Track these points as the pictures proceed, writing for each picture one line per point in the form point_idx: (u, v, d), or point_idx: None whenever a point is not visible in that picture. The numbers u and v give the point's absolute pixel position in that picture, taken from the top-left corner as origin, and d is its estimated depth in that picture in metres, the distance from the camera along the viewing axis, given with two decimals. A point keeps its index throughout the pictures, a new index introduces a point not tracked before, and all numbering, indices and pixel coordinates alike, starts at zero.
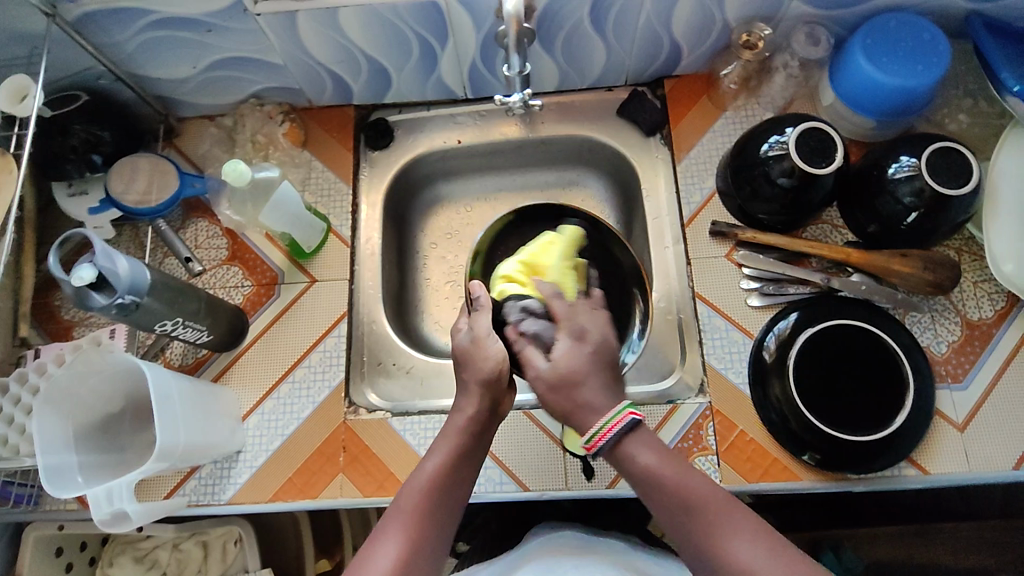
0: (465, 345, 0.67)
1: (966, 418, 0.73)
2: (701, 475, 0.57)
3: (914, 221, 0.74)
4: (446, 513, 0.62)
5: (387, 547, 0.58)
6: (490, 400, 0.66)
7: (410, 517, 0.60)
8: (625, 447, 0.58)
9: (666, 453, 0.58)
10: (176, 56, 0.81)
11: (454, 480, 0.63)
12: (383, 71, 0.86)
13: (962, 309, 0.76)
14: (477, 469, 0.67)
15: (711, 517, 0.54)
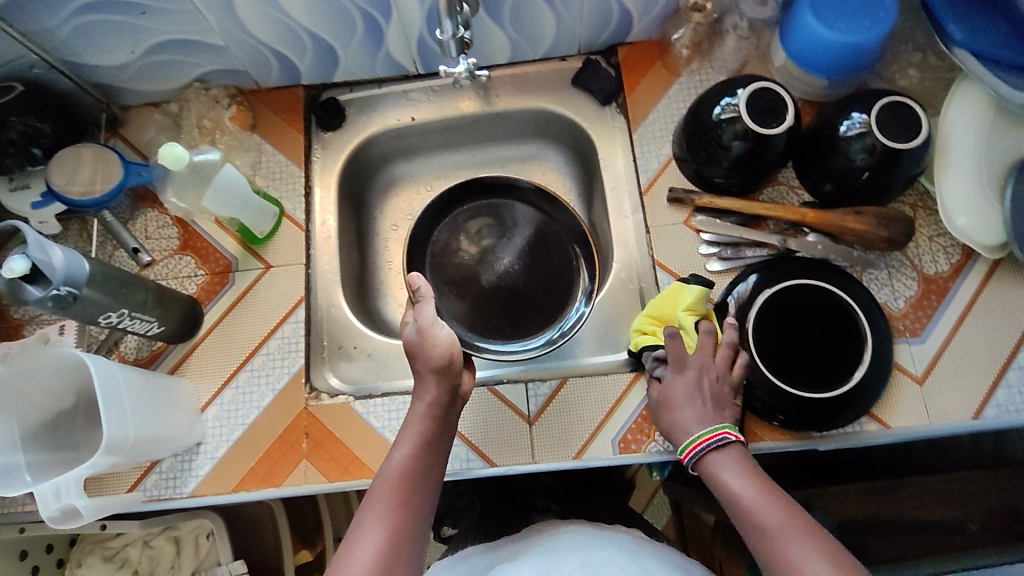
0: (411, 338, 0.69)
1: (925, 370, 0.73)
2: (782, 502, 0.56)
3: (869, 178, 0.73)
4: (423, 499, 0.62)
5: (366, 535, 0.57)
6: (446, 386, 0.68)
7: (387, 506, 0.59)
8: (714, 462, 0.60)
9: (753, 477, 0.58)
10: (111, 40, 0.78)
11: (425, 467, 0.64)
12: (328, 49, 0.83)
13: (919, 264, 0.76)
14: (445, 457, 0.68)
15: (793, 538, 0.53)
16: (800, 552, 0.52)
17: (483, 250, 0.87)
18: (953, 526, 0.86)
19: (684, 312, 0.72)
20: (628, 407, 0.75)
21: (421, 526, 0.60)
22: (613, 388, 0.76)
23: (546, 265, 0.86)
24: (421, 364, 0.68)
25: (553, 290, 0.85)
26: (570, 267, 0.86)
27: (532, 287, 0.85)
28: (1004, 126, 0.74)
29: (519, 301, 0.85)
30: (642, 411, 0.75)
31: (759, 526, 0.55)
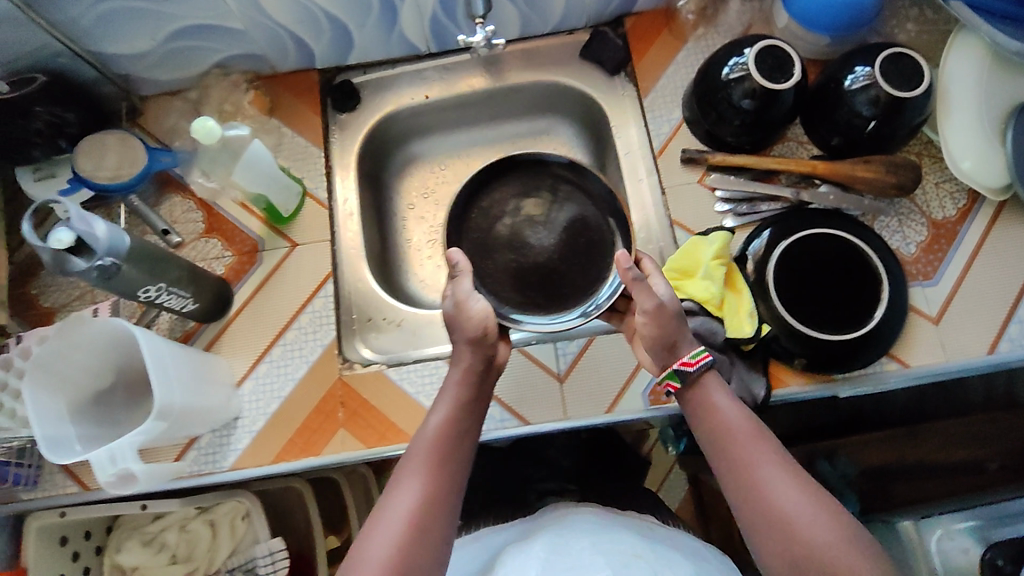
0: (449, 311, 0.71)
1: (939, 311, 0.76)
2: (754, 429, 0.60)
3: (875, 129, 0.77)
4: (461, 460, 0.63)
5: (406, 493, 0.59)
6: (483, 355, 0.68)
7: (425, 467, 0.61)
8: (711, 383, 0.64)
9: (738, 407, 0.62)
10: (133, 27, 0.80)
11: (462, 431, 0.65)
12: (344, 30, 0.86)
13: (927, 210, 0.79)
14: (481, 418, 0.68)
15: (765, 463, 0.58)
16: (776, 478, 0.57)
17: (513, 228, 0.82)
18: (971, 466, 0.89)
19: (710, 260, 0.75)
20: None
21: (459, 485, 0.62)
22: None
23: (582, 240, 0.81)
24: (459, 335, 0.69)
25: (591, 267, 0.79)
26: (605, 241, 0.80)
27: (566, 263, 0.80)
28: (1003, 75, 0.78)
29: (554, 278, 0.79)
30: None
31: (739, 454, 0.59)
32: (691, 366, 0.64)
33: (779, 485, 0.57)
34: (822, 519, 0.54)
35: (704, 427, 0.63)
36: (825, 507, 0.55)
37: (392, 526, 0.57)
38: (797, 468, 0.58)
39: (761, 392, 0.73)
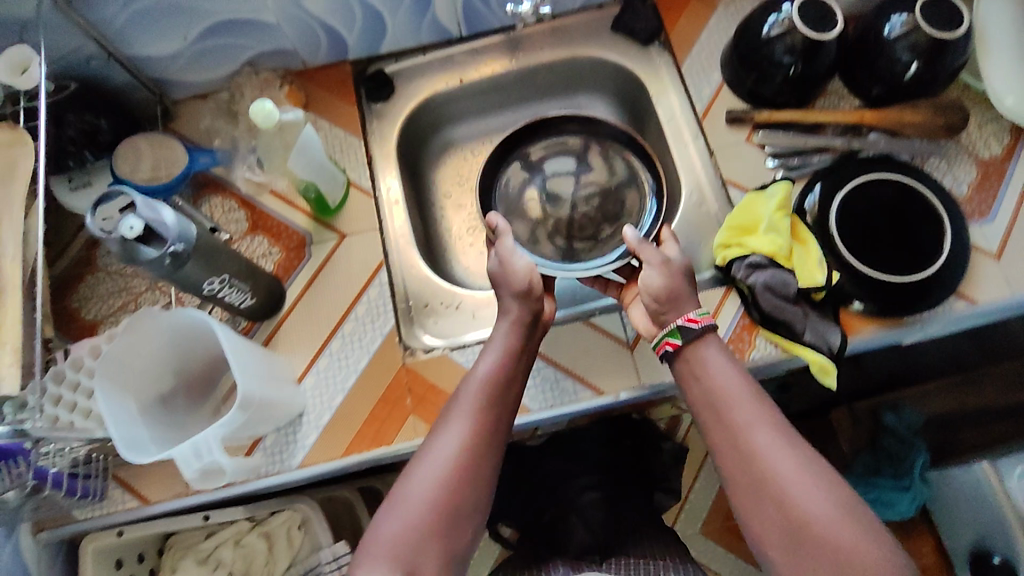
0: (494, 268, 0.70)
1: (999, 246, 0.76)
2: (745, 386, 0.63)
3: (915, 74, 0.77)
4: (504, 410, 0.64)
5: (444, 445, 0.60)
6: (531, 306, 0.68)
7: (467, 419, 0.62)
8: (708, 345, 0.66)
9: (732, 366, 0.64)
10: (168, 25, 0.78)
11: (510, 378, 0.65)
12: (378, 17, 0.85)
13: (973, 150, 0.80)
14: (528, 365, 0.68)
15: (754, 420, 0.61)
16: (769, 442, 0.60)
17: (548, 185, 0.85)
18: None
19: (773, 213, 0.75)
20: (726, 320, 0.76)
21: (499, 438, 0.63)
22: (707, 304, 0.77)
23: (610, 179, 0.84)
24: (506, 286, 0.68)
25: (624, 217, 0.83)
26: (635, 192, 0.83)
27: (601, 214, 0.84)
28: None
29: (590, 228, 0.84)
30: (739, 320, 0.75)
31: (732, 418, 0.62)
32: (696, 323, 0.66)
33: (766, 443, 0.60)
34: (810, 483, 0.58)
35: (698, 395, 0.65)
36: (812, 468, 0.59)
37: (422, 492, 0.58)
38: (789, 431, 0.61)
39: (838, 338, 0.72)
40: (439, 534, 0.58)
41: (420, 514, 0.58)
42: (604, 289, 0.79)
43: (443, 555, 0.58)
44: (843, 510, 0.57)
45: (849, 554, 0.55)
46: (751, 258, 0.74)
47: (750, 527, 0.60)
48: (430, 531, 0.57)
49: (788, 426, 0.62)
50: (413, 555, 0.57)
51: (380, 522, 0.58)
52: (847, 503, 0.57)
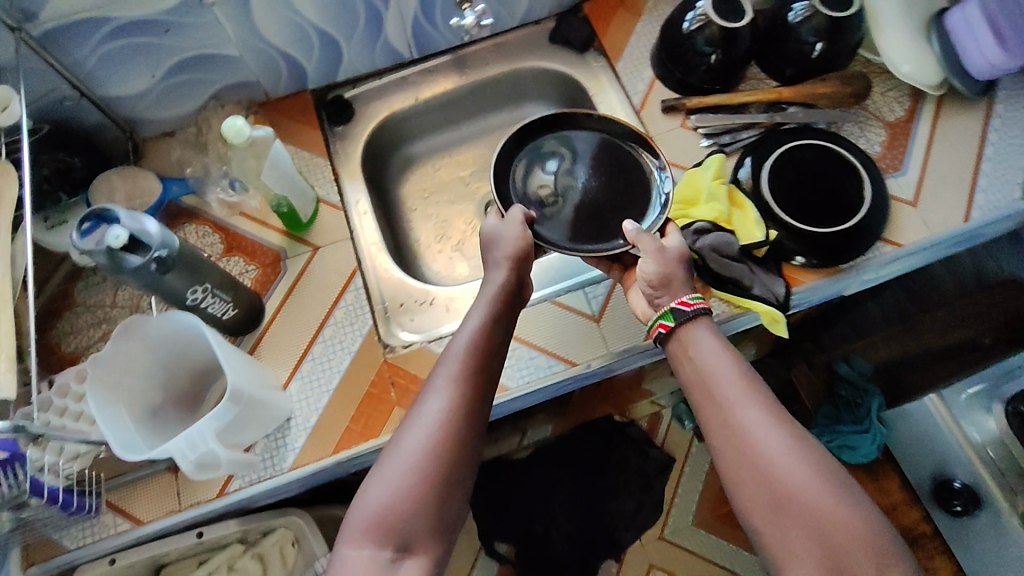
0: (491, 230, 0.76)
1: (914, 194, 0.85)
2: (737, 371, 0.63)
3: (821, 52, 0.87)
4: (490, 371, 0.68)
5: (429, 410, 0.63)
6: (517, 270, 0.73)
7: (453, 384, 0.65)
8: (698, 323, 0.67)
9: (723, 347, 0.65)
10: (136, 65, 0.83)
11: (495, 342, 0.70)
12: (334, 45, 0.92)
13: (880, 114, 0.90)
14: (509, 331, 0.73)
15: (746, 402, 0.61)
16: (755, 418, 0.60)
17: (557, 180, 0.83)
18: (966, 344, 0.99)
19: (711, 182, 0.82)
20: None
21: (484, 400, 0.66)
22: None
23: (615, 168, 0.84)
24: (495, 253, 0.74)
25: (634, 203, 0.82)
26: (646, 177, 0.83)
27: (612, 200, 0.82)
28: None
29: (605, 216, 0.82)
30: None
31: (718, 391, 0.63)
32: (688, 306, 0.68)
33: (756, 423, 0.60)
34: (799, 462, 0.58)
35: (687, 371, 0.66)
36: (802, 445, 0.59)
37: (407, 459, 0.61)
38: (776, 408, 0.61)
39: (783, 288, 0.79)
40: (425, 499, 0.59)
41: (405, 478, 0.60)
42: (607, 271, 0.81)
43: (430, 522, 0.59)
44: (831, 488, 0.56)
45: (834, 532, 0.55)
46: (697, 224, 0.80)
47: (737, 503, 0.60)
48: (416, 497, 0.59)
49: (778, 404, 0.62)
50: (400, 523, 0.58)
51: (366, 490, 0.60)
52: (837, 483, 0.57)
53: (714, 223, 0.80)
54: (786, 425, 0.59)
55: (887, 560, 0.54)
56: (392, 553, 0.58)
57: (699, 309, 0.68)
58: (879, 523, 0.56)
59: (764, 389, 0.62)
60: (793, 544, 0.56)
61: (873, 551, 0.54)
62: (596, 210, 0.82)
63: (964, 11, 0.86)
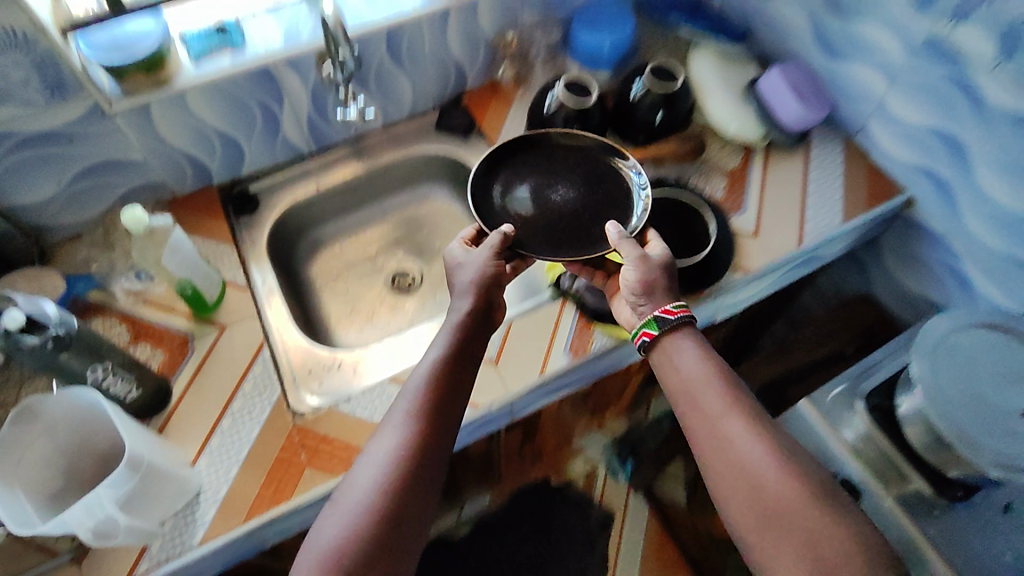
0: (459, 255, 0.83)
1: (755, 227, 0.99)
2: (718, 389, 0.70)
3: (662, 119, 1.03)
4: (456, 396, 0.71)
5: (389, 440, 0.66)
6: (483, 296, 0.78)
7: (420, 416, 0.67)
8: (682, 333, 0.75)
9: (707, 362, 0.72)
10: (41, 174, 0.89)
11: (464, 367, 0.73)
12: (235, 144, 1.01)
13: (721, 164, 1.05)
14: (481, 354, 0.76)
15: (730, 418, 0.68)
16: (738, 432, 0.67)
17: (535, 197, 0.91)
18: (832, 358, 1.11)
19: None
20: (565, 324, 0.91)
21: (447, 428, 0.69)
22: (548, 316, 0.92)
23: (589, 178, 0.93)
24: (461, 281, 0.80)
25: (613, 207, 0.90)
26: (623, 187, 0.92)
27: (591, 208, 0.90)
28: (730, 64, 1.09)
29: (585, 223, 0.89)
30: (578, 322, 0.91)
31: (704, 404, 0.70)
32: (672, 315, 0.75)
33: (739, 438, 0.67)
34: (790, 487, 0.63)
35: (673, 383, 0.72)
36: (782, 457, 0.65)
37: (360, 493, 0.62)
38: (759, 420, 0.68)
39: None
40: (389, 536, 0.60)
41: (365, 516, 0.61)
42: (590, 276, 0.89)
43: (396, 560, 0.60)
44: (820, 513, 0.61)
45: (823, 552, 0.59)
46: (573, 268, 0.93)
47: (727, 515, 0.66)
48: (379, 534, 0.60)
49: (774, 430, 0.67)
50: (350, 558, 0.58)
51: (320, 526, 0.61)
52: (827, 505, 0.62)
53: None
54: (771, 439, 0.66)
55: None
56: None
57: (682, 317, 0.75)
58: (869, 545, 0.60)
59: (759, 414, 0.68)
60: (777, 553, 0.61)
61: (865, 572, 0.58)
62: (576, 219, 0.90)
63: (774, 75, 1.03)
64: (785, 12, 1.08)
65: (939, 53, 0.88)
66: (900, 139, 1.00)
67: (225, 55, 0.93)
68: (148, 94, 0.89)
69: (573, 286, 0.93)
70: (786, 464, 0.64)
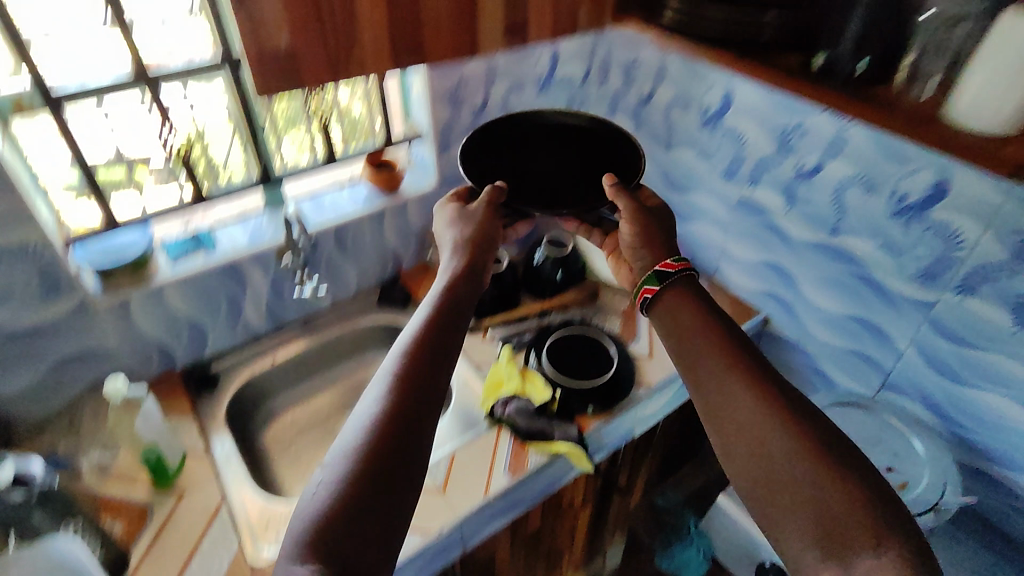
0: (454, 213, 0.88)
1: (649, 351, 1.19)
2: (713, 354, 0.69)
3: (561, 275, 1.28)
4: (445, 342, 0.70)
5: (371, 393, 0.64)
6: (472, 254, 0.82)
7: (406, 363, 0.66)
8: (675, 286, 0.77)
9: (706, 324, 0.72)
10: (19, 367, 1.00)
11: (453, 320, 0.74)
12: (200, 329, 1.16)
13: (615, 306, 1.29)
14: (471, 304, 0.78)
15: (731, 380, 0.66)
16: (738, 395, 0.65)
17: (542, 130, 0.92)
18: None
19: (507, 366, 1.14)
20: (503, 448, 1.03)
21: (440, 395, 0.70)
22: (487, 443, 1.04)
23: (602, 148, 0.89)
24: (451, 241, 0.85)
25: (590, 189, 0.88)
26: (621, 158, 0.88)
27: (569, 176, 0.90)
28: None
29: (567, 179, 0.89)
30: (513, 445, 1.03)
31: (701, 368, 0.69)
32: (671, 270, 0.78)
33: (739, 402, 0.65)
34: (789, 444, 0.60)
35: (672, 346, 0.73)
36: (789, 417, 0.62)
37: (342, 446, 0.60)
38: (763, 383, 0.65)
39: (574, 431, 1.03)
40: (375, 482, 0.57)
41: (344, 462, 0.58)
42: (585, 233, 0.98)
43: (382, 505, 0.57)
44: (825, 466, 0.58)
45: (823, 508, 0.56)
46: (504, 396, 1.08)
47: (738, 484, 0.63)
48: (360, 476, 0.57)
49: (781, 384, 0.65)
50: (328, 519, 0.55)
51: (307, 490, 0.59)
52: (832, 454, 0.58)
53: (515, 394, 1.09)
54: (775, 399, 0.63)
55: (883, 528, 0.53)
56: (333, 548, 0.53)
57: (682, 269, 0.78)
58: (880, 493, 0.56)
59: (760, 369, 0.66)
60: (795, 525, 0.57)
61: (875, 526, 0.54)
62: (558, 172, 0.90)
63: None
64: None
65: (750, 207, 1.20)
66: (744, 272, 1.28)
67: (198, 255, 1.12)
68: (129, 290, 1.05)
69: (506, 409, 1.06)
70: (795, 429, 0.61)
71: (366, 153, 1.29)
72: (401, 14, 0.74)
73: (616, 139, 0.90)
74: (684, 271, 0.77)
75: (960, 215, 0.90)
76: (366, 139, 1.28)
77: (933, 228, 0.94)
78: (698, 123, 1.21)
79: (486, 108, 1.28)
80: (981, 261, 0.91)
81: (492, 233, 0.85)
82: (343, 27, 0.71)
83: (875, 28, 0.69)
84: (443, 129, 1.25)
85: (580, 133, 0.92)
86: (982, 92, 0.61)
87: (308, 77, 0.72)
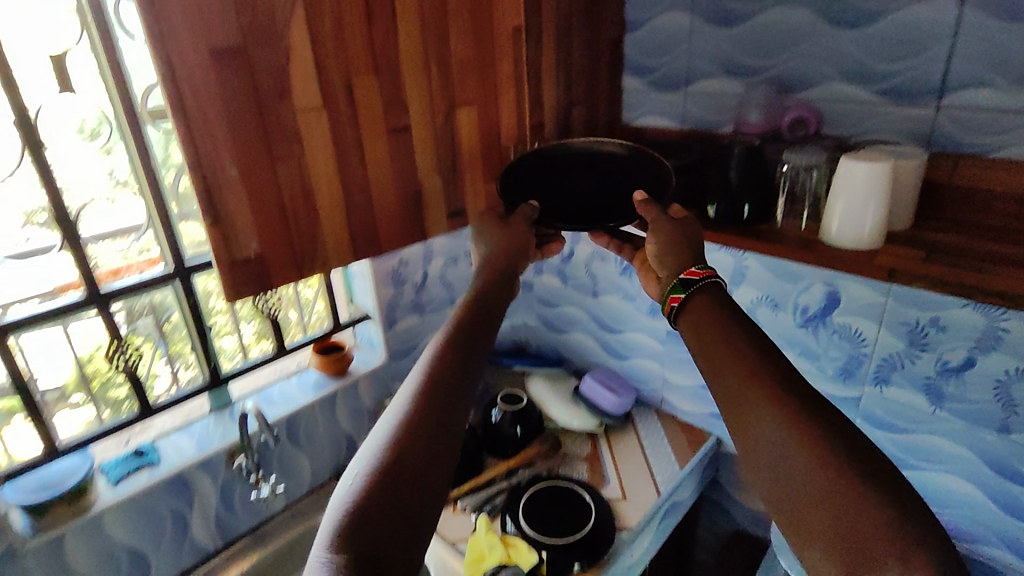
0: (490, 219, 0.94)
1: (621, 491, 1.20)
2: (734, 367, 0.63)
3: (521, 430, 1.30)
4: (474, 346, 0.70)
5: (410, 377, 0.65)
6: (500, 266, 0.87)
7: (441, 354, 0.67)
8: (700, 295, 0.73)
9: (726, 330, 0.67)
10: None
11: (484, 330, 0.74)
12: (141, 557, 1.05)
13: (578, 453, 1.31)
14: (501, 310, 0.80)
15: (748, 402, 0.60)
16: (755, 424, 0.58)
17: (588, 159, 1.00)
18: None
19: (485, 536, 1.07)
20: None
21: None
22: None
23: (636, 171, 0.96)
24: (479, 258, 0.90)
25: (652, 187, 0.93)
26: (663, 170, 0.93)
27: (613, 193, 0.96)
28: (558, 381, 1.47)
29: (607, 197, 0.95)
30: None
31: (723, 382, 0.63)
32: (696, 276, 0.74)
33: (756, 431, 0.58)
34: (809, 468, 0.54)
35: (695, 351, 0.69)
36: (808, 439, 0.55)
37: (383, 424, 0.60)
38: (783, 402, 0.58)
39: None
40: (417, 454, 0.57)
41: (379, 446, 0.57)
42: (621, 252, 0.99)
43: (428, 473, 0.57)
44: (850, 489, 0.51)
45: (846, 531, 0.50)
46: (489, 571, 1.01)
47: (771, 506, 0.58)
48: (386, 471, 0.55)
49: (796, 390, 0.59)
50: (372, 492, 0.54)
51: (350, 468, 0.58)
52: (858, 473, 0.52)
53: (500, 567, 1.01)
54: (795, 419, 0.56)
55: (907, 542, 0.48)
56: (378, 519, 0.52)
57: (706, 276, 0.74)
58: (913, 511, 0.50)
59: (779, 376, 0.60)
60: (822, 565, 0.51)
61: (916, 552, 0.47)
62: (595, 197, 0.96)
63: (588, 379, 1.42)
64: (581, 339, 1.52)
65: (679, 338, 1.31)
66: (688, 397, 1.35)
67: (142, 473, 1.05)
68: (62, 524, 0.95)
69: None
70: (812, 462, 0.54)
71: (313, 340, 1.33)
72: (358, 216, 0.83)
73: (649, 165, 0.96)
74: (710, 277, 0.73)
75: (856, 318, 1.05)
76: (314, 327, 1.33)
77: (838, 332, 1.09)
78: (618, 272, 1.36)
79: (426, 284, 1.36)
80: (885, 353, 1.04)
81: (523, 245, 0.89)
82: (308, 233, 0.79)
83: (750, 180, 0.84)
84: (388, 308, 1.31)
85: (624, 162, 0.99)
86: (844, 219, 0.76)
87: (277, 277, 0.78)
